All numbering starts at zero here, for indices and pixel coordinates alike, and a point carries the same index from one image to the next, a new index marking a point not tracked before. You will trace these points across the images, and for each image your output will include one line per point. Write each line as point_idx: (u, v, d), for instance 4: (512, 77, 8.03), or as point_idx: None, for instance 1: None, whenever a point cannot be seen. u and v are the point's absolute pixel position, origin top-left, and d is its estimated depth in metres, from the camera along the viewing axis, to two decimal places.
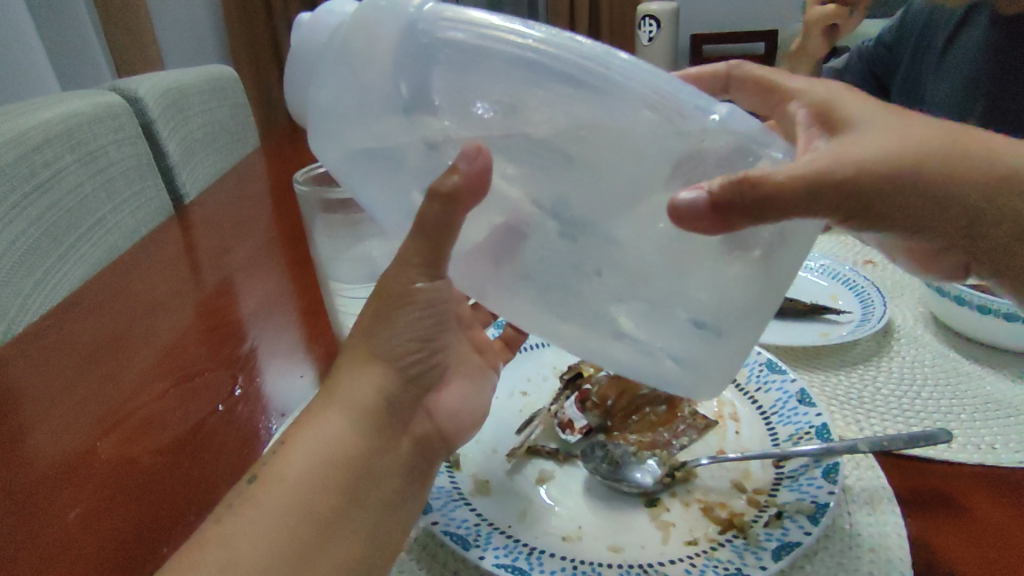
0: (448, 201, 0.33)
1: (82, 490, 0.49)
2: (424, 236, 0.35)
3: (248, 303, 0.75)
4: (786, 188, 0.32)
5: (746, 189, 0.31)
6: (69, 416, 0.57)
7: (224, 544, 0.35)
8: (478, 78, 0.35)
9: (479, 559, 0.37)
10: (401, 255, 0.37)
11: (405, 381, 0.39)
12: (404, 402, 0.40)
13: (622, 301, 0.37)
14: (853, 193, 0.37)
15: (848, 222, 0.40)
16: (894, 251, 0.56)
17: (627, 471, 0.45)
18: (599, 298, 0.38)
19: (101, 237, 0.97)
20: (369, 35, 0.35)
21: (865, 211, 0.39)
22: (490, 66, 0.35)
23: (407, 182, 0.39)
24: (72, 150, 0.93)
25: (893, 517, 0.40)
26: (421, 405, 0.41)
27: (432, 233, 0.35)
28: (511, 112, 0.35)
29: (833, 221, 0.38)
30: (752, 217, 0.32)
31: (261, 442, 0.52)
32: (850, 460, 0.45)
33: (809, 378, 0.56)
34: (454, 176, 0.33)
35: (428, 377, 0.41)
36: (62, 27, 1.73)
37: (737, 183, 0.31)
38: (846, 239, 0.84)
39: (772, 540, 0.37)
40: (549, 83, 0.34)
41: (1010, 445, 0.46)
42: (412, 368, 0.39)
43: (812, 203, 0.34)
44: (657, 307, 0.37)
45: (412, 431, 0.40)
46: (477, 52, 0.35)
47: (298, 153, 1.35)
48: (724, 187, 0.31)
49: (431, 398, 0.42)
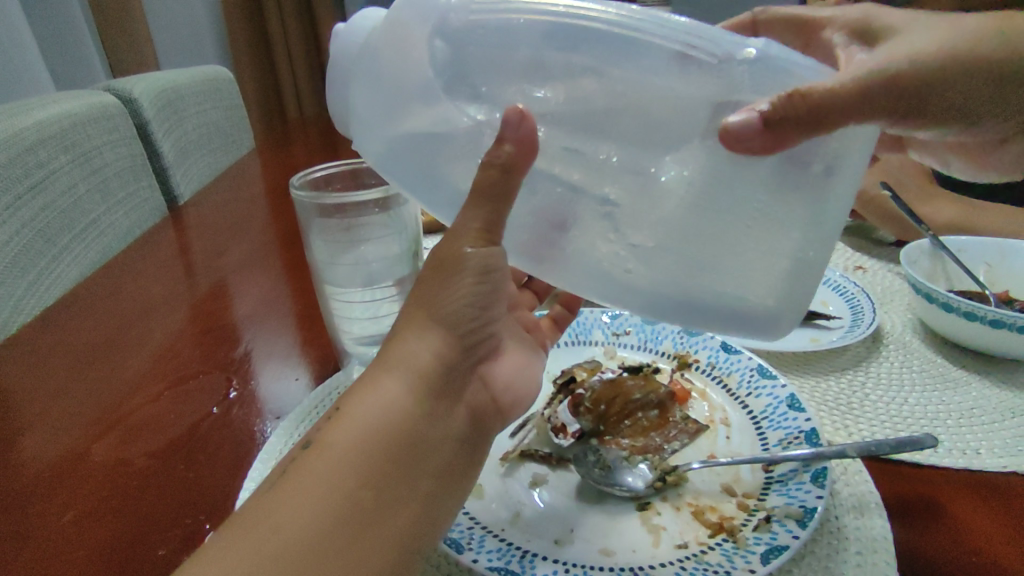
0: (506, 168, 0.36)
1: (75, 493, 0.49)
2: (485, 200, 0.37)
3: (242, 306, 0.75)
4: (837, 96, 0.36)
5: (797, 103, 0.34)
6: (61, 419, 0.57)
7: (286, 503, 0.35)
8: (516, 55, 0.39)
9: (472, 562, 0.37)
10: (462, 222, 0.38)
11: (461, 350, 0.40)
12: (460, 371, 0.40)
13: (678, 261, 0.38)
14: (903, 86, 0.41)
15: (906, 121, 0.44)
16: (947, 157, 0.62)
17: (619, 475, 0.46)
18: (652, 260, 0.39)
19: (95, 238, 0.98)
20: (402, 24, 0.39)
21: (921, 106, 0.43)
22: (518, 45, 0.39)
23: (451, 167, 0.41)
24: (66, 151, 0.93)
25: (880, 522, 0.41)
26: (476, 373, 0.42)
27: (494, 199, 0.37)
28: (549, 74, 0.39)
29: (893, 118, 0.42)
30: (804, 127, 0.35)
31: (255, 444, 0.53)
32: (838, 465, 0.46)
33: (799, 384, 0.57)
34: (506, 146, 0.35)
35: (482, 347, 0.42)
36: (56, 27, 1.73)
37: (789, 99, 0.34)
38: (837, 246, 0.85)
39: (760, 544, 0.38)
40: (581, 46, 0.38)
41: (995, 450, 0.47)
42: (468, 336, 0.40)
43: (866, 105, 0.38)
44: (710, 269, 0.38)
45: (467, 400, 0.41)
46: (510, 30, 0.39)
47: (293, 155, 1.36)
48: (777, 105, 0.34)
49: (485, 367, 0.43)
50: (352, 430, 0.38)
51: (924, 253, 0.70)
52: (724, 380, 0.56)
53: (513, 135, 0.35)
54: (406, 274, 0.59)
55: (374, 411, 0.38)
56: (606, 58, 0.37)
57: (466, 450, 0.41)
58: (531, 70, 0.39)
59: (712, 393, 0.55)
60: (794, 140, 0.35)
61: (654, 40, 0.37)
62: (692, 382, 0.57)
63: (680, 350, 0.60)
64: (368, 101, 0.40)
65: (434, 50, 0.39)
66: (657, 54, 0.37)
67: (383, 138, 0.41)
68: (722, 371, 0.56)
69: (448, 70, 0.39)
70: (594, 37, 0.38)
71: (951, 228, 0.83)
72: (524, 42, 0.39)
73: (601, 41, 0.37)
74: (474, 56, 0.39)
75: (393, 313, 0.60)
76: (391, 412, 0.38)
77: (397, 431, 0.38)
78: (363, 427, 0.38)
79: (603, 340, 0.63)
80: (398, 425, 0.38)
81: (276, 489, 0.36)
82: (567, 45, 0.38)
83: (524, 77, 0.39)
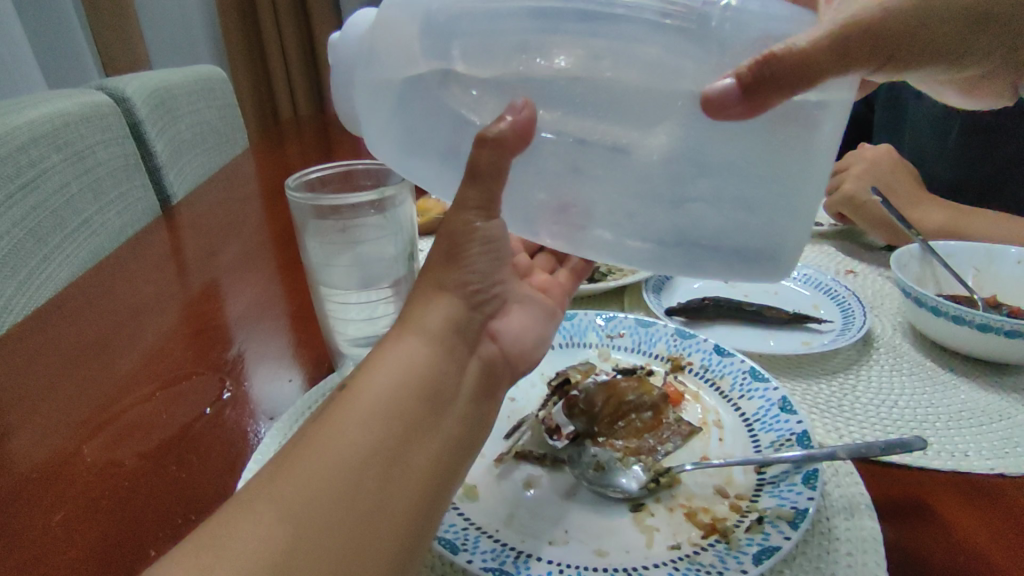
0: (496, 145, 0.37)
1: (66, 495, 0.48)
2: (481, 180, 0.38)
3: (235, 307, 0.75)
4: (813, 53, 0.36)
5: (775, 62, 0.34)
6: (50, 421, 0.57)
7: (317, 454, 0.34)
8: (498, 36, 0.39)
9: (467, 562, 0.38)
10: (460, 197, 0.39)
11: (470, 306, 0.41)
12: (472, 325, 0.41)
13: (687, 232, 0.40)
14: (877, 36, 0.41)
15: (881, 72, 0.44)
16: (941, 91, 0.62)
17: (613, 476, 0.46)
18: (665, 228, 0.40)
19: (87, 238, 0.97)
20: (394, 19, 0.41)
21: (894, 57, 0.43)
22: (505, 29, 0.39)
23: (450, 143, 0.43)
24: (58, 150, 0.92)
25: (870, 523, 0.41)
26: (484, 330, 0.42)
27: (487, 175, 0.38)
28: (540, 50, 0.39)
29: (870, 68, 0.42)
30: (786, 86, 0.35)
31: (249, 445, 0.53)
32: (829, 466, 0.47)
33: (791, 386, 0.57)
34: (502, 124, 0.37)
35: (488, 305, 0.42)
36: (48, 26, 1.71)
37: (765, 61, 0.34)
38: (827, 250, 0.87)
39: (752, 545, 0.38)
40: (563, 23, 0.38)
41: (983, 453, 0.48)
42: (475, 294, 0.41)
43: (842, 57, 0.37)
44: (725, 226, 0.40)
45: (479, 353, 0.42)
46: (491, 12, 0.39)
47: (287, 156, 1.35)
48: (753, 68, 0.34)
49: (492, 325, 0.43)
50: (373, 387, 0.36)
51: (914, 258, 0.71)
52: (716, 383, 0.56)
53: (513, 118, 0.38)
54: (401, 276, 0.59)
55: (394, 366, 0.37)
56: (593, 37, 0.38)
57: (480, 406, 0.41)
58: (523, 49, 0.39)
59: (705, 396, 0.55)
60: (778, 100, 0.35)
61: (637, 23, 0.37)
62: (685, 384, 0.57)
63: (674, 352, 0.61)
64: (373, 99, 0.43)
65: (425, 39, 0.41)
66: (642, 33, 0.37)
67: (393, 129, 0.44)
68: (714, 374, 0.57)
69: (435, 51, 0.41)
70: (574, 13, 0.38)
71: (939, 234, 0.84)
72: (511, 21, 0.39)
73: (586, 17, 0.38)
74: (460, 38, 0.40)
75: (388, 314, 0.60)
76: (412, 368, 0.37)
77: (419, 385, 0.37)
78: (384, 385, 0.36)
79: (598, 342, 0.63)
80: (422, 375, 0.37)
81: (303, 445, 0.35)
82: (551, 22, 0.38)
83: (512, 56, 0.40)
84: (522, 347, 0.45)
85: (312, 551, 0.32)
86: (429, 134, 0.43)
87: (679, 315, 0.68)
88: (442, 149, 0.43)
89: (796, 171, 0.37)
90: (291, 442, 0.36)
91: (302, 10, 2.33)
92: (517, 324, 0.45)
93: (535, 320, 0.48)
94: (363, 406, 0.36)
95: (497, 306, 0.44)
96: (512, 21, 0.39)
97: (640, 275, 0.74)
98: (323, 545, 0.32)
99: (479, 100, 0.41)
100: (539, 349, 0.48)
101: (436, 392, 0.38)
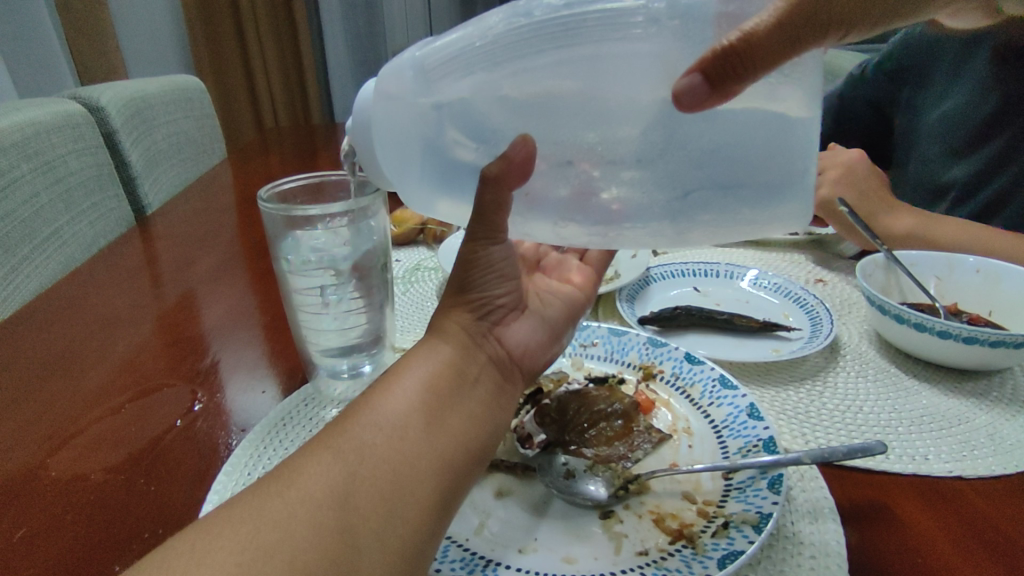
0: (496, 181, 0.42)
1: (29, 509, 0.48)
2: (481, 214, 0.43)
3: (209, 319, 0.74)
4: (765, 37, 0.37)
5: (728, 52, 0.37)
6: (12, 434, 0.56)
7: (373, 421, 0.38)
8: (454, 72, 0.44)
9: (434, 572, 0.39)
10: (469, 233, 0.44)
11: (478, 316, 0.45)
12: (479, 330, 0.45)
13: (679, 223, 0.46)
14: (867, 15, 0.45)
15: (880, 23, 0.48)
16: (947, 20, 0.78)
17: (581, 484, 0.46)
18: (660, 234, 0.47)
19: (57, 248, 0.96)
20: (393, 74, 0.46)
21: (882, 15, 0.47)
22: (472, 62, 0.43)
23: (462, 178, 0.47)
24: (28, 159, 0.91)
25: (833, 526, 0.42)
26: (492, 332, 0.46)
27: (485, 211, 0.43)
28: (513, 81, 0.43)
29: (867, 25, 0.46)
30: (749, 71, 0.37)
31: (219, 457, 0.52)
32: (795, 472, 0.48)
33: (760, 394, 0.59)
34: (504, 163, 0.42)
35: (493, 314, 0.47)
36: (20, 31, 1.68)
37: (724, 51, 0.37)
38: (796, 258, 0.89)
39: (718, 550, 0.39)
40: (532, 49, 0.42)
41: (942, 456, 0.49)
42: (480, 306, 0.46)
43: (797, 42, 0.38)
44: (726, 217, 0.45)
45: (490, 351, 0.45)
46: (454, 56, 0.44)
47: (264, 166, 1.35)
48: (712, 61, 0.37)
49: (499, 329, 0.47)
50: (408, 372, 0.41)
51: (879, 267, 0.73)
52: (687, 390, 0.57)
53: (513, 154, 0.42)
54: (374, 286, 0.60)
55: (422, 360, 0.42)
56: (554, 63, 0.42)
57: (498, 399, 0.45)
58: (500, 79, 0.43)
59: (675, 403, 0.56)
60: (739, 87, 0.38)
61: (596, 42, 0.41)
62: (656, 393, 0.58)
63: (646, 360, 0.61)
64: (399, 152, 0.48)
65: (422, 87, 0.45)
66: (600, 49, 0.41)
67: (423, 171, 0.48)
68: (685, 382, 0.58)
69: (420, 78, 0.45)
70: (547, 35, 0.41)
71: (907, 243, 0.87)
72: (481, 54, 0.43)
73: (546, 43, 0.41)
74: (439, 70, 0.44)
75: (361, 325, 0.60)
76: (442, 358, 0.42)
77: (448, 372, 0.42)
78: (412, 376, 0.41)
79: (571, 351, 0.64)
80: (441, 368, 0.42)
81: (348, 417, 0.39)
82: (517, 50, 0.42)
83: (481, 74, 0.43)
84: (535, 345, 0.50)
85: (362, 493, 0.36)
86: (458, 172, 0.47)
87: (652, 324, 0.69)
88: (466, 183, 0.47)
89: (772, 167, 0.43)
90: (341, 417, 0.40)
91: (281, 20, 2.34)
92: (530, 326, 0.50)
93: (553, 318, 0.52)
94: (398, 386, 0.40)
95: (508, 311, 0.48)
96: (484, 55, 0.43)
97: (613, 284, 0.75)
98: (373, 484, 0.36)
99: (463, 134, 0.46)
100: (553, 349, 0.53)
101: (463, 378, 0.42)
